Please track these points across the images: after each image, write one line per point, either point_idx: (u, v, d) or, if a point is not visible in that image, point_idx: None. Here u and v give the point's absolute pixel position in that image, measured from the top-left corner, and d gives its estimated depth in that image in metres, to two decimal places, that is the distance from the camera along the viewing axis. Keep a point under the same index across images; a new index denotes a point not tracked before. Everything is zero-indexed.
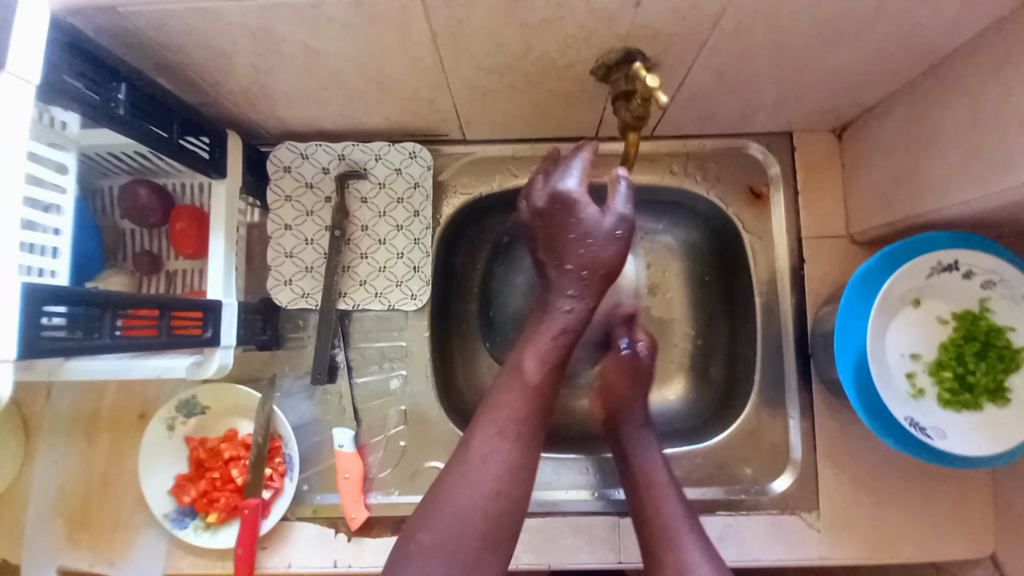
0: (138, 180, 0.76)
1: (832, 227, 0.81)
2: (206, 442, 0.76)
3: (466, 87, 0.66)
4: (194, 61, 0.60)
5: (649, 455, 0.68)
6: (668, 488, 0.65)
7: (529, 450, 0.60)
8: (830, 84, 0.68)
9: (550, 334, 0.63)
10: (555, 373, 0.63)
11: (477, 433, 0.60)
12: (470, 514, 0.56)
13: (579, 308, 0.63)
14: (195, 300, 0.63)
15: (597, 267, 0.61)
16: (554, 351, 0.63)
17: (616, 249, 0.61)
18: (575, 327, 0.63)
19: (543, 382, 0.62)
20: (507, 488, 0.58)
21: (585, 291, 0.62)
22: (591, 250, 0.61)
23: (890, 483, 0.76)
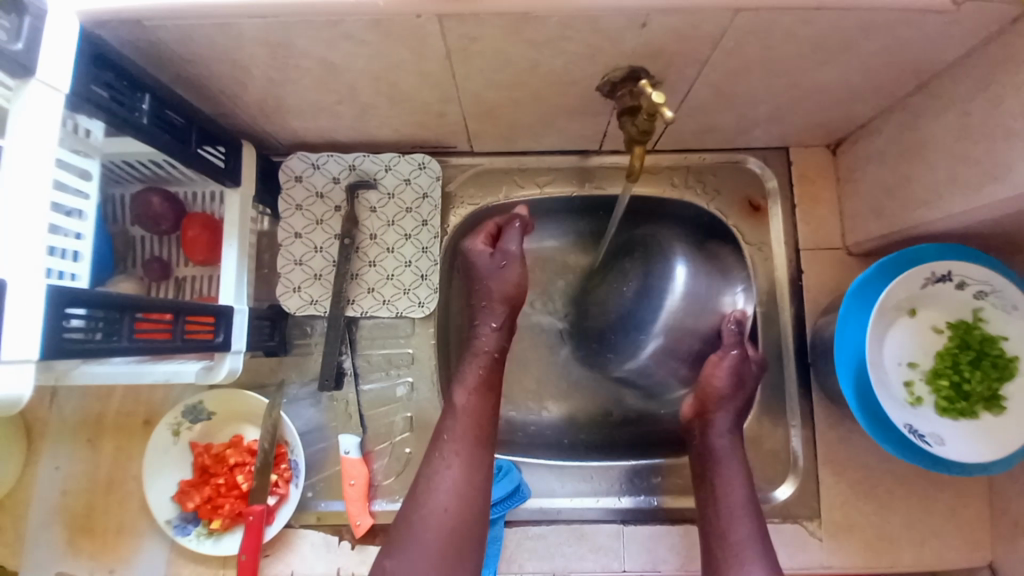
0: (150, 187, 0.78)
1: (829, 238, 0.83)
2: (211, 448, 0.76)
3: (476, 101, 0.69)
4: (214, 74, 0.62)
5: (732, 473, 0.71)
6: (742, 511, 0.68)
7: (475, 469, 0.66)
8: (825, 102, 0.71)
9: (472, 361, 0.73)
10: (484, 394, 0.71)
11: (425, 467, 0.66)
12: (428, 533, 0.62)
13: (491, 331, 0.75)
14: (208, 305, 0.64)
15: (498, 296, 0.75)
16: (478, 375, 0.72)
17: (511, 276, 0.75)
18: (494, 353, 0.74)
19: (473, 404, 0.69)
20: (456, 502, 0.64)
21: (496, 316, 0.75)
22: (489, 283, 0.75)
23: (889, 491, 0.77)
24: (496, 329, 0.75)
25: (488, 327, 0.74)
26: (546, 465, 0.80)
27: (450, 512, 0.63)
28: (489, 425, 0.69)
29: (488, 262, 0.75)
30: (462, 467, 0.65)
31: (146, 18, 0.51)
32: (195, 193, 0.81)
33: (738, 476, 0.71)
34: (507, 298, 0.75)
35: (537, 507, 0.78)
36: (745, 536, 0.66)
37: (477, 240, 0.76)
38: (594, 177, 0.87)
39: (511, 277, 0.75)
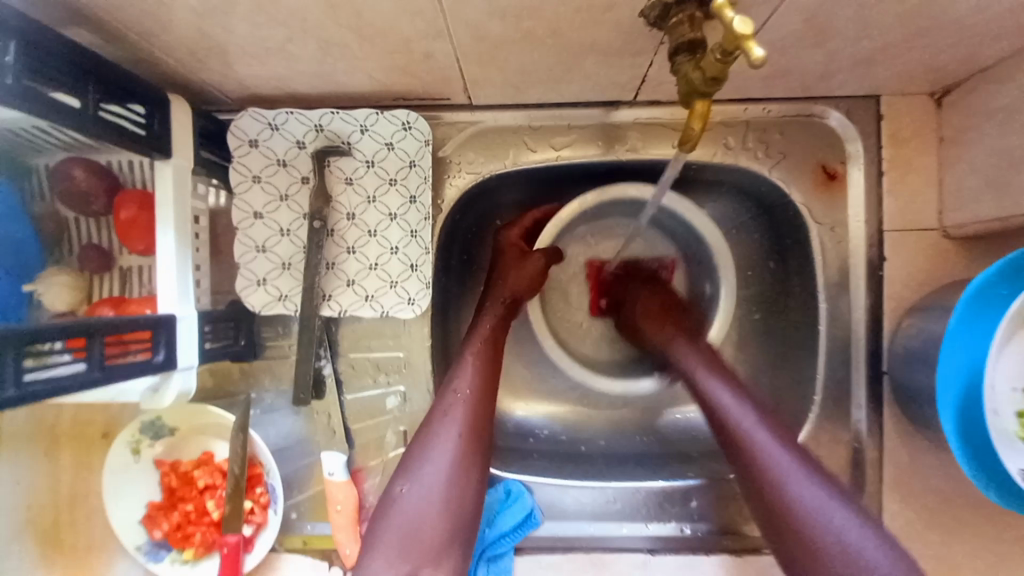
0: (74, 158, 0.61)
1: (921, 216, 0.66)
2: (178, 467, 0.67)
3: (473, 35, 0.50)
4: (104, 2, 0.44)
5: (713, 388, 0.60)
6: (762, 437, 0.55)
7: (480, 424, 0.58)
8: (955, 36, 0.51)
9: (484, 315, 0.67)
10: (493, 346, 0.63)
11: (427, 420, 0.58)
12: (441, 457, 0.55)
13: (505, 293, 0.69)
14: (140, 317, 0.52)
15: (524, 274, 0.70)
16: (488, 331, 0.64)
17: (536, 262, 0.70)
18: (506, 314, 0.68)
19: (486, 350, 0.62)
20: (470, 433, 0.57)
21: (514, 287, 0.69)
22: (517, 265, 0.70)
23: (965, 520, 0.65)
24: (505, 303, 0.68)
25: (498, 300, 0.68)
26: (562, 483, 0.70)
27: (465, 438, 0.56)
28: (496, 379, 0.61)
29: (514, 262, 0.70)
30: (469, 405, 0.58)
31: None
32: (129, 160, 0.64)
33: (719, 383, 0.61)
34: (517, 292, 0.69)
35: (548, 533, 0.68)
36: (772, 449, 0.54)
37: (507, 234, 0.73)
38: (624, 138, 0.68)
39: (526, 268, 0.70)
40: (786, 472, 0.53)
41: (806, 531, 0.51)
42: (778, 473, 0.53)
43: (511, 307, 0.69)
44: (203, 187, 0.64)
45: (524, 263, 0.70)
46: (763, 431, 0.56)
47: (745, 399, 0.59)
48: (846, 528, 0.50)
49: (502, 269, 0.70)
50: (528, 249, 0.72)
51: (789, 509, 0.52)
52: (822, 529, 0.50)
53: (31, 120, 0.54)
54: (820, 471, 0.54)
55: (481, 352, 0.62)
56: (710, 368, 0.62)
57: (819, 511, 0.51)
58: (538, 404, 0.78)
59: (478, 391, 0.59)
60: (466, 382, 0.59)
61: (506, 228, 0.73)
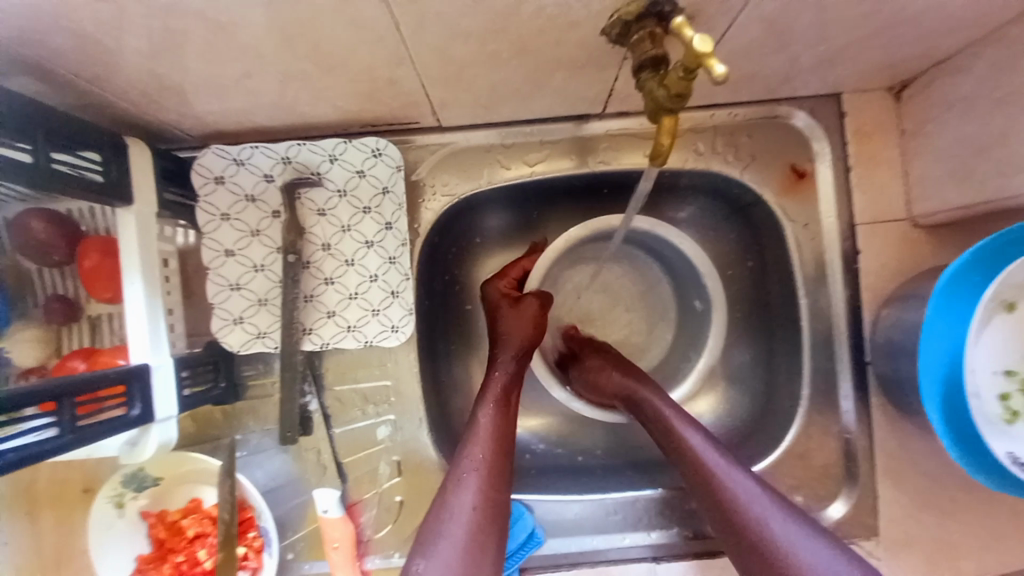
0: (32, 209, 0.58)
1: (890, 207, 0.67)
2: (166, 518, 0.64)
3: (436, 60, 0.50)
4: (50, 51, 0.43)
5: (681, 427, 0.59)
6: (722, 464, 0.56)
7: (498, 492, 0.56)
8: (907, 33, 0.52)
9: (495, 372, 0.66)
10: (505, 410, 0.62)
11: (442, 492, 0.56)
12: (456, 533, 0.52)
13: (510, 352, 0.67)
14: (111, 372, 0.50)
15: (522, 322, 0.68)
16: (497, 394, 0.63)
17: (534, 304, 0.70)
18: (515, 371, 0.66)
19: (498, 414, 0.61)
20: (486, 503, 0.54)
21: (515, 339, 0.67)
22: (510, 314, 0.69)
23: (954, 499, 0.67)
24: (515, 357, 0.67)
25: (508, 355, 0.67)
26: (562, 498, 0.69)
27: (480, 510, 0.54)
28: (509, 445, 0.60)
29: (510, 313, 0.69)
30: (484, 472, 0.56)
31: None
32: (91, 207, 0.62)
33: (690, 426, 0.59)
34: (527, 341, 0.68)
35: (552, 551, 0.68)
36: (749, 494, 0.53)
37: (497, 284, 0.72)
38: (596, 149, 0.69)
39: (527, 318, 0.68)
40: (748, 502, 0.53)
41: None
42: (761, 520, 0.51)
43: (520, 362, 0.67)
44: (170, 229, 0.63)
45: (524, 313, 0.69)
46: (745, 481, 0.54)
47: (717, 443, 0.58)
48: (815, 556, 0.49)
49: (502, 323, 0.69)
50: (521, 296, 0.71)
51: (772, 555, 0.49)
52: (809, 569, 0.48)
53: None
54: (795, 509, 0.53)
55: (493, 415, 0.61)
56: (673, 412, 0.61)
57: (799, 546, 0.50)
58: (532, 418, 0.78)
59: (491, 460, 0.57)
60: (480, 450, 0.58)
61: (493, 286, 0.72)
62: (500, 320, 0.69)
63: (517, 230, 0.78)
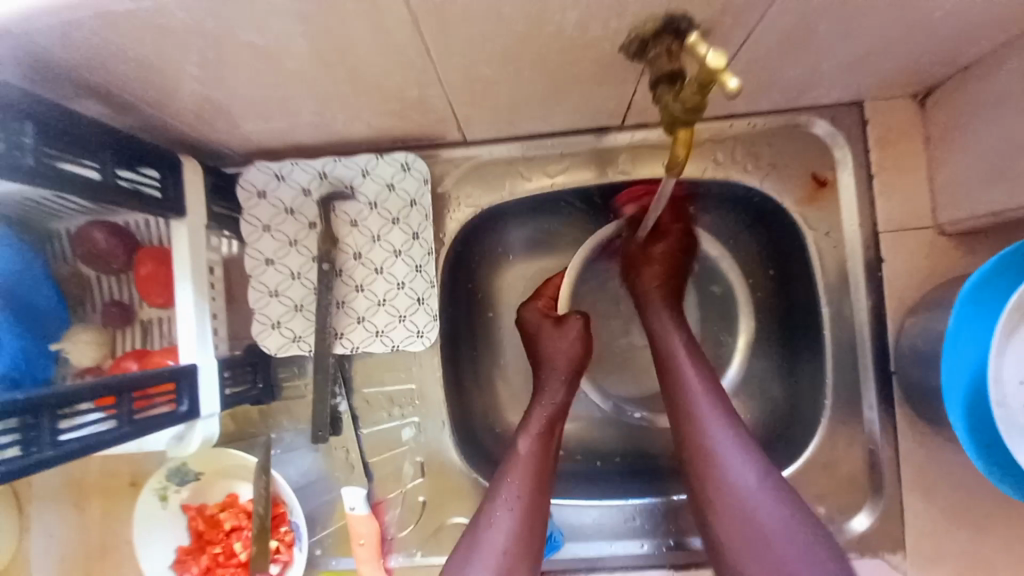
0: (93, 221, 0.64)
1: (915, 215, 0.67)
2: (205, 511, 0.68)
3: (462, 79, 0.53)
4: (119, 77, 0.48)
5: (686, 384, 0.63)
6: (716, 422, 0.60)
7: (535, 521, 0.58)
8: (926, 41, 0.53)
9: (540, 403, 0.67)
10: (548, 442, 0.64)
11: (478, 522, 0.58)
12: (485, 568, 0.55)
13: (558, 381, 0.69)
14: (163, 371, 0.54)
15: (566, 351, 0.70)
16: (541, 425, 0.64)
17: (576, 336, 0.70)
18: (561, 401, 0.68)
19: (538, 448, 0.62)
20: (519, 541, 0.57)
21: (560, 366, 0.70)
22: (553, 342, 0.70)
23: (990, 517, 0.65)
24: (563, 382, 0.69)
25: (556, 380, 0.69)
26: (580, 504, 0.70)
27: (511, 550, 0.56)
28: (549, 478, 0.62)
29: (553, 333, 0.71)
30: (525, 508, 0.58)
31: (12, 23, 0.39)
32: (146, 219, 0.66)
33: (728, 441, 0.59)
34: (572, 364, 0.70)
35: (570, 555, 0.69)
36: (747, 479, 0.57)
37: (535, 305, 0.73)
38: (616, 160, 0.71)
39: (571, 339, 0.70)
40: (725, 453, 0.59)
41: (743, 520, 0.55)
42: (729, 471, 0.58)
43: (565, 390, 0.69)
44: (216, 238, 0.68)
45: (567, 332, 0.70)
46: (770, 505, 0.56)
47: (718, 404, 0.62)
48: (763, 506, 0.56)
49: (541, 347, 0.71)
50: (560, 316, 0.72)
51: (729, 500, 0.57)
52: (779, 543, 0.54)
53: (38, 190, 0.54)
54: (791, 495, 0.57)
55: (534, 446, 0.63)
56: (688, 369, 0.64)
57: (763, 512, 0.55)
58: None
59: (526, 499, 0.59)
60: (517, 486, 0.59)
61: (533, 305, 0.73)
62: (541, 342, 0.71)
63: (540, 240, 0.80)
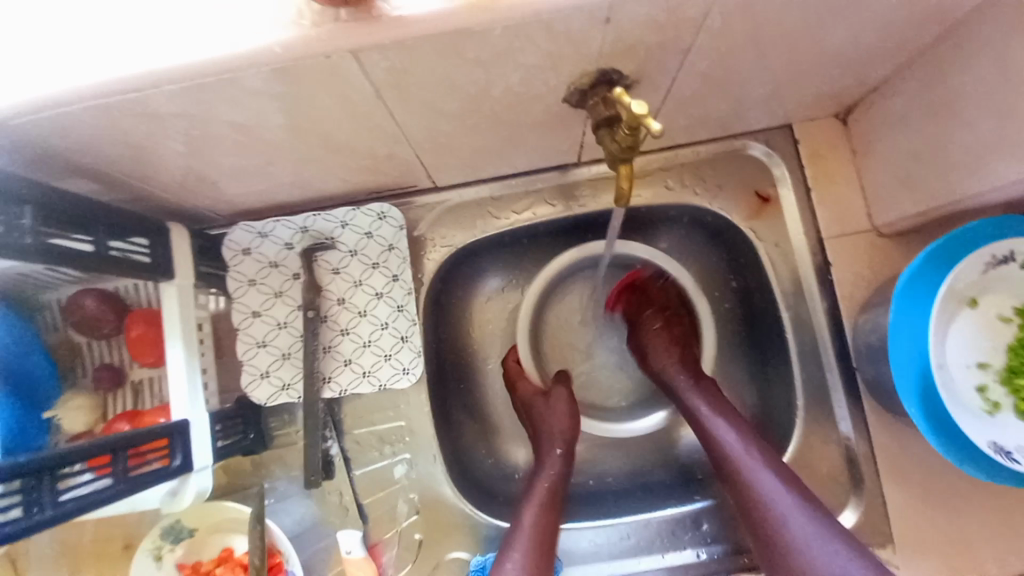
0: (84, 289, 0.67)
1: (853, 221, 0.72)
2: (200, 568, 0.68)
3: (426, 135, 0.59)
4: (113, 158, 0.53)
5: (722, 430, 0.65)
6: (758, 463, 0.61)
7: None
8: (830, 72, 0.60)
9: (544, 472, 0.68)
10: (550, 512, 0.64)
11: None
12: None
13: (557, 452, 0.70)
14: (156, 427, 0.56)
15: (559, 422, 0.73)
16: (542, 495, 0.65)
17: (564, 406, 0.74)
18: (562, 470, 0.69)
19: (541, 520, 0.63)
20: None
21: (553, 434, 0.71)
22: (540, 413, 0.74)
23: (967, 500, 0.67)
24: (561, 454, 0.70)
25: (553, 451, 0.70)
26: (575, 526, 0.72)
27: None
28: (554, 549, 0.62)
29: (544, 406, 0.74)
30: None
31: (10, 115, 0.43)
32: (134, 283, 0.70)
33: (772, 480, 0.60)
34: (564, 433, 0.72)
35: None
36: (776, 492, 0.59)
37: (524, 384, 0.77)
38: (577, 195, 0.77)
39: (562, 411, 0.74)
40: (770, 494, 0.59)
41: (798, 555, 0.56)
42: (779, 512, 0.58)
43: (565, 458, 0.70)
44: (204, 296, 0.71)
45: (557, 403, 0.74)
46: (823, 543, 0.55)
47: (754, 446, 0.63)
48: (812, 540, 0.56)
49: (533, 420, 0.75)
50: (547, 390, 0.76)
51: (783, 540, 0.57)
52: None
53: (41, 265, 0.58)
54: (822, 512, 0.57)
55: (538, 516, 0.63)
56: (725, 413, 0.67)
57: (817, 549, 0.55)
58: None
59: (529, 572, 0.59)
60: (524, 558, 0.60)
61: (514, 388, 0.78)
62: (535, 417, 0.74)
63: (515, 271, 0.84)
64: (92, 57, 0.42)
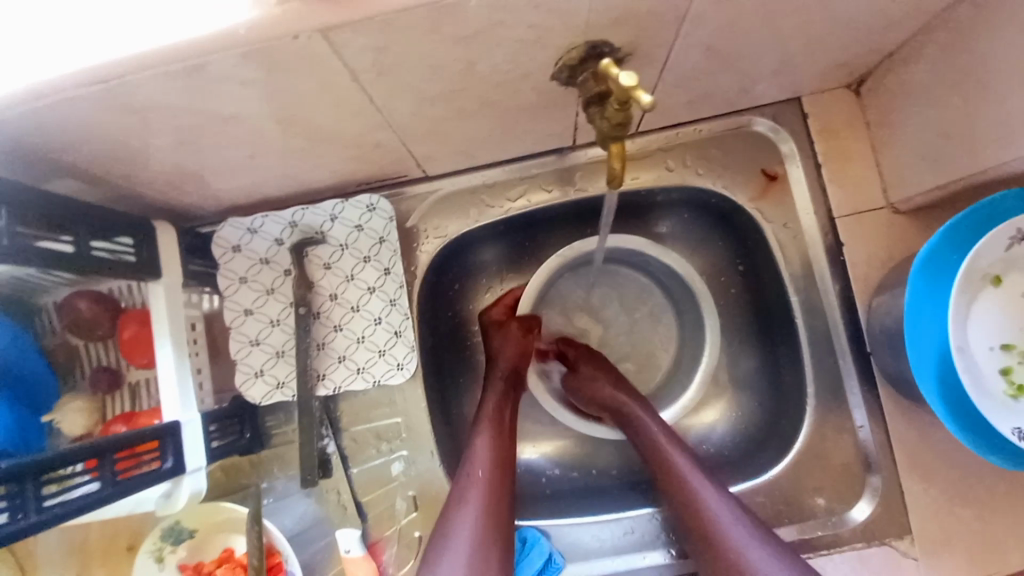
0: (79, 292, 0.66)
1: (868, 198, 0.68)
2: (202, 568, 0.68)
3: (410, 123, 0.56)
4: (91, 156, 0.52)
5: (670, 448, 0.65)
6: (709, 484, 0.61)
7: (499, 501, 0.60)
8: (841, 37, 0.56)
9: (489, 393, 0.70)
10: (502, 430, 0.66)
11: (448, 513, 0.59)
12: (459, 551, 0.56)
13: (503, 372, 0.71)
14: (146, 429, 0.55)
15: (510, 351, 0.73)
16: (495, 413, 0.67)
17: (513, 339, 0.73)
18: (508, 391, 0.70)
19: (494, 437, 0.64)
20: (487, 524, 0.58)
21: (506, 361, 0.72)
22: (494, 343, 0.74)
23: (991, 489, 0.63)
24: (506, 376, 0.71)
25: (498, 374, 0.71)
26: (578, 522, 0.70)
27: (479, 534, 0.57)
28: (509, 461, 0.64)
29: (500, 336, 0.74)
30: (487, 487, 0.60)
31: None
32: (129, 284, 0.69)
33: (721, 499, 0.60)
34: (516, 359, 0.72)
35: None
36: (728, 518, 0.58)
37: (490, 314, 0.76)
38: (574, 179, 0.74)
39: (513, 338, 0.73)
40: (720, 517, 0.58)
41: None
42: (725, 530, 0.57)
43: (513, 380, 0.72)
44: (197, 295, 0.70)
45: (509, 336, 0.73)
46: (773, 561, 0.55)
47: (702, 466, 0.63)
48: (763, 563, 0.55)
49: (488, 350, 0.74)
50: (507, 322, 0.75)
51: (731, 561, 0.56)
52: None
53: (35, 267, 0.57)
54: (774, 541, 0.57)
55: (489, 435, 0.64)
56: (666, 429, 0.67)
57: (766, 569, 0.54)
58: (544, 442, 0.79)
59: (486, 518, 0.58)
60: (480, 467, 0.61)
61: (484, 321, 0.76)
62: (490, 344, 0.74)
63: (513, 263, 0.82)
64: (55, 47, 0.40)
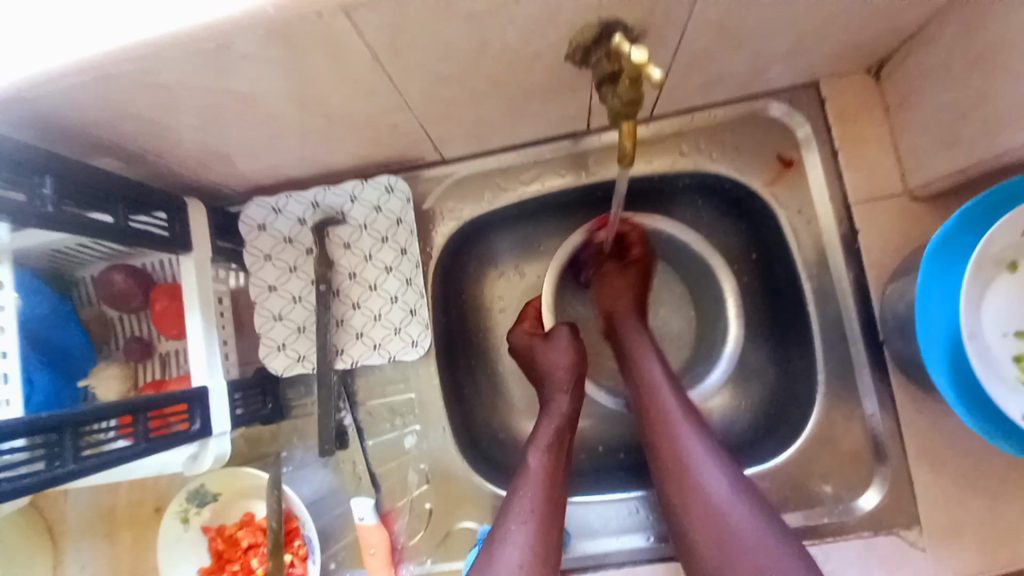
0: (114, 265, 0.69)
1: (884, 184, 0.68)
2: (223, 531, 0.71)
3: (426, 103, 0.58)
4: (126, 133, 0.55)
5: (664, 394, 0.65)
6: (690, 428, 0.62)
7: (549, 524, 0.58)
8: (856, 17, 0.56)
9: (545, 417, 0.68)
10: (558, 453, 0.64)
11: (496, 533, 0.58)
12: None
13: (566, 397, 0.69)
14: (176, 393, 0.59)
15: (568, 372, 0.70)
16: (548, 436, 0.65)
17: (566, 351, 0.71)
18: (568, 413, 0.68)
19: (547, 461, 0.63)
20: (538, 554, 0.56)
21: (569, 387, 0.69)
22: (551, 356, 0.71)
23: (1006, 480, 0.62)
24: (566, 395, 0.69)
25: (557, 394, 0.69)
26: (586, 501, 0.71)
27: (525, 568, 0.55)
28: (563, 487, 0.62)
29: (545, 347, 0.72)
30: (541, 513, 0.59)
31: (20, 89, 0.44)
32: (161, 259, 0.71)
33: (701, 445, 0.61)
34: (571, 373, 0.70)
35: (580, 552, 0.69)
36: (707, 462, 0.60)
37: (521, 328, 0.76)
38: (588, 164, 0.75)
39: (564, 349, 0.71)
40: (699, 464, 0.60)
41: (720, 522, 0.56)
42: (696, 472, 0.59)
43: (571, 398, 0.69)
44: (222, 270, 0.73)
45: (558, 343, 0.71)
46: (742, 508, 0.57)
47: (691, 413, 0.64)
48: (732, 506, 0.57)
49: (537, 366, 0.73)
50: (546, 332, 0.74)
51: (707, 506, 0.57)
52: (752, 556, 0.54)
53: (76, 237, 0.59)
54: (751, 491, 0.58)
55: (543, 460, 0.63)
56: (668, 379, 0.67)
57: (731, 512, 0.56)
58: None
59: (536, 540, 0.57)
60: (530, 494, 0.60)
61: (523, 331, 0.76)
62: (537, 358, 0.72)
63: (528, 248, 0.83)
64: (86, 28, 0.43)
